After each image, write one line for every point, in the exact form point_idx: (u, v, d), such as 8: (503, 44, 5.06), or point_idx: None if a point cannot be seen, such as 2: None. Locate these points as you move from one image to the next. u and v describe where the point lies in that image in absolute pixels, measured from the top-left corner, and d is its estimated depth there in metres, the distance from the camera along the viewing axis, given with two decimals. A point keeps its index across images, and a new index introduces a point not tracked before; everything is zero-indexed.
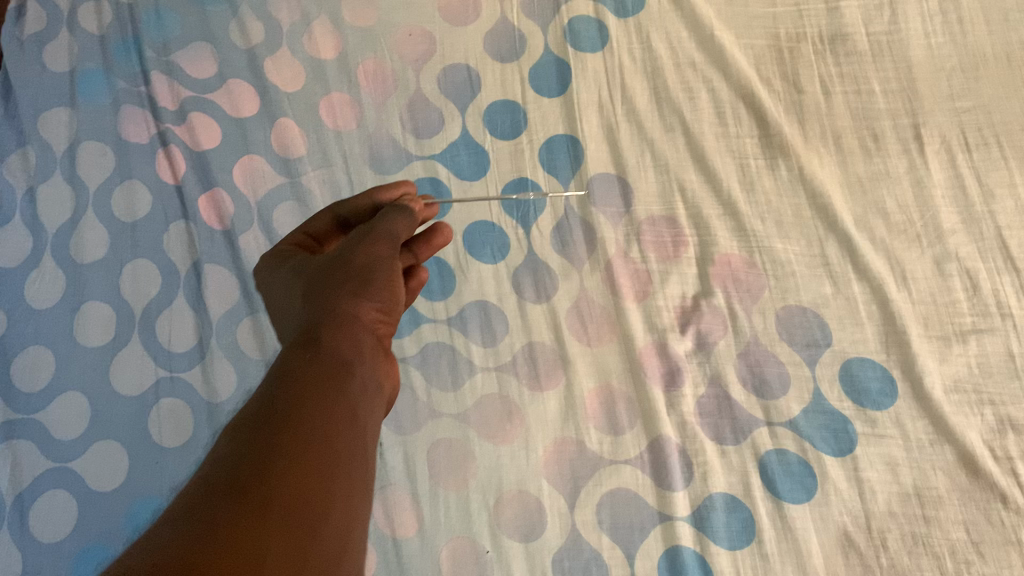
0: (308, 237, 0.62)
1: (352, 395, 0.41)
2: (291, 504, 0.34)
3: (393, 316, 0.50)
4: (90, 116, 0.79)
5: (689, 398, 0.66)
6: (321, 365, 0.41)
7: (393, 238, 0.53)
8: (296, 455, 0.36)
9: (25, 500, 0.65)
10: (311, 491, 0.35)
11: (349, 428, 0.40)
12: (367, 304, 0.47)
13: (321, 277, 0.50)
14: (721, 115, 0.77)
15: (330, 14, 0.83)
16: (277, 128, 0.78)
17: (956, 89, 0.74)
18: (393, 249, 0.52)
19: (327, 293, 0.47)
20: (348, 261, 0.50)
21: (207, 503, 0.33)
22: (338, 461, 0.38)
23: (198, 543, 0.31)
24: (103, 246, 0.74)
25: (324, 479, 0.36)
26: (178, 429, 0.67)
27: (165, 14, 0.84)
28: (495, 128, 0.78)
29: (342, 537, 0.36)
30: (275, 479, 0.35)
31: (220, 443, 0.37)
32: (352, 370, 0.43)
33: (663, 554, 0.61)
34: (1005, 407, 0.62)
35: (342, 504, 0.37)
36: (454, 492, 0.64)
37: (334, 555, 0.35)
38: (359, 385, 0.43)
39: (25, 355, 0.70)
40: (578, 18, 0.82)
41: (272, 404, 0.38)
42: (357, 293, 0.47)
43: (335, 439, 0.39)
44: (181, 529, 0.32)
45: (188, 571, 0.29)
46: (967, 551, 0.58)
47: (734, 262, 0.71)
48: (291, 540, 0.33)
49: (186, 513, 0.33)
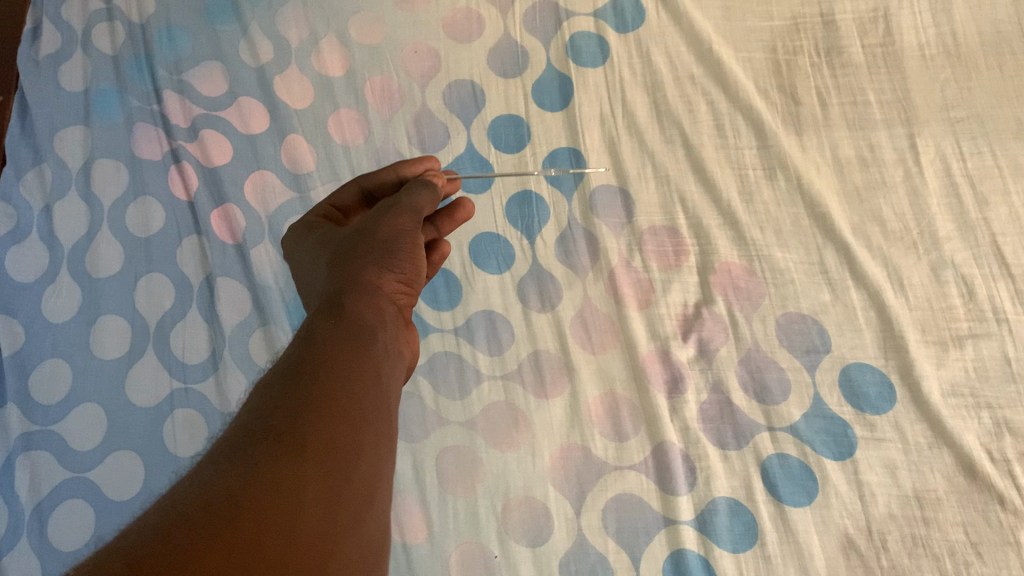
0: (334, 209, 0.63)
1: (376, 356, 0.44)
2: (324, 447, 0.36)
3: (415, 287, 0.52)
4: (104, 134, 0.81)
5: (691, 404, 0.67)
6: (345, 331, 0.44)
7: (416, 211, 0.54)
8: (326, 406, 0.38)
9: (44, 509, 0.67)
10: (344, 438, 0.37)
11: (377, 385, 0.42)
12: (389, 275, 0.49)
13: (345, 250, 0.52)
14: (720, 126, 0.79)
15: (337, 32, 0.85)
16: (286, 144, 0.80)
17: (950, 99, 0.76)
18: (416, 223, 0.54)
19: (351, 265, 0.50)
20: (372, 235, 0.52)
21: (245, 449, 0.35)
22: (367, 412, 0.40)
23: (238, 482, 0.33)
24: (118, 261, 0.76)
25: (354, 427, 0.38)
26: (193, 437, 0.69)
27: (176, 33, 0.86)
28: (499, 142, 0.80)
29: (374, 480, 0.38)
30: (307, 426, 0.37)
31: (255, 400, 0.39)
32: (375, 335, 0.45)
33: (668, 556, 0.62)
34: (1002, 410, 0.64)
35: (374, 449, 0.39)
36: (462, 498, 0.66)
37: (368, 496, 0.37)
38: (382, 348, 0.45)
39: (43, 368, 0.72)
40: (579, 34, 0.83)
41: (302, 364, 0.41)
42: (380, 264, 0.49)
43: (363, 393, 0.40)
44: (223, 471, 0.34)
45: (228, 507, 0.32)
46: (966, 552, 0.59)
47: (734, 270, 0.72)
48: (328, 478, 0.35)
49: (226, 458, 0.35)
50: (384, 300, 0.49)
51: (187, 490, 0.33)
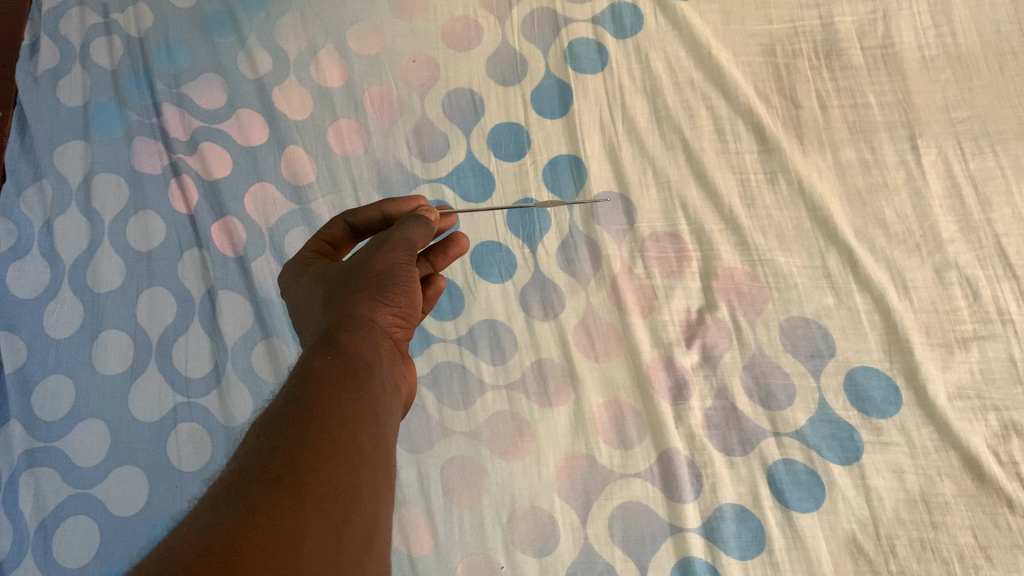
0: (326, 244, 0.62)
1: (371, 393, 0.43)
2: (325, 492, 0.36)
3: (411, 321, 0.52)
4: (104, 149, 0.81)
5: (696, 411, 0.67)
6: (341, 367, 0.44)
7: (410, 246, 0.54)
8: (324, 446, 0.38)
9: (49, 526, 0.66)
10: (342, 481, 0.37)
11: (373, 424, 0.42)
12: (383, 309, 0.49)
13: (340, 284, 0.51)
14: (721, 132, 0.78)
15: (335, 43, 0.85)
16: (286, 156, 0.80)
17: (951, 101, 0.76)
18: (410, 257, 0.53)
19: (346, 299, 0.49)
20: (366, 269, 0.51)
21: (244, 488, 0.35)
22: (364, 452, 0.40)
23: (239, 524, 0.32)
24: (120, 276, 0.76)
25: (353, 469, 0.38)
26: (197, 451, 0.69)
27: (175, 47, 0.86)
28: (499, 150, 0.80)
29: (371, 526, 0.38)
30: (307, 466, 0.36)
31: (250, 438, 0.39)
32: (371, 371, 0.45)
33: (676, 565, 0.62)
34: (1009, 412, 0.63)
35: (369, 491, 0.39)
36: (468, 508, 0.65)
37: (365, 542, 0.37)
38: (378, 383, 0.45)
39: (46, 384, 0.72)
40: (578, 40, 0.83)
41: (298, 400, 0.40)
42: (373, 297, 0.49)
43: (360, 434, 0.40)
44: (221, 514, 0.33)
45: (230, 549, 0.31)
46: (975, 555, 0.59)
47: (737, 275, 0.72)
48: (329, 524, 0.35)
49: (224, 499, 0.34)
50: (378, 336, 0.48)
51: (184, 529, 0.33)
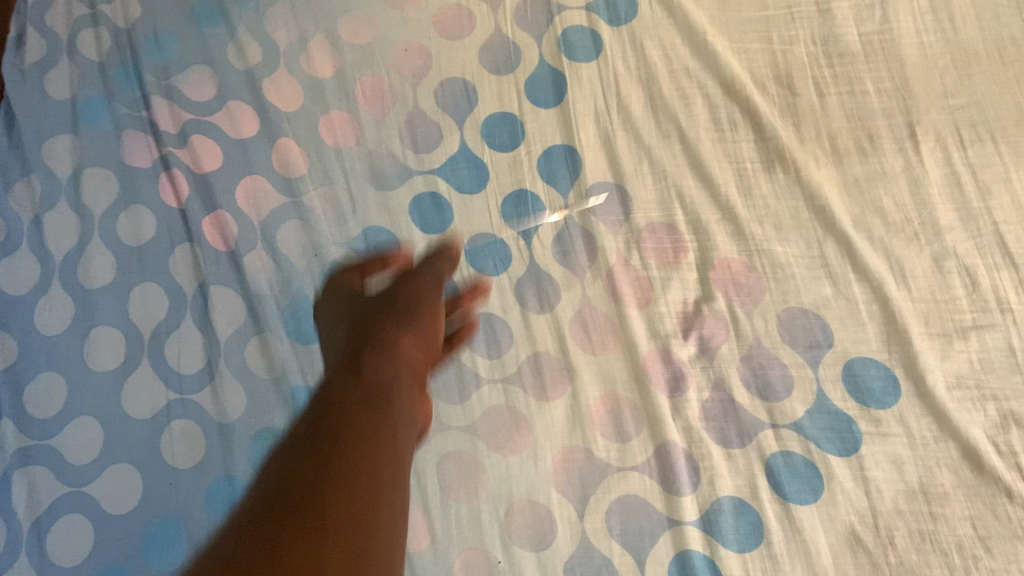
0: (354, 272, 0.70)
1: (383, 441, 0.49)
2: (346, 509, 0.42)
3: (432, 344, 0.63)
4: (92, 142, 0.80)
5: (693, 403, 0.67)
6: (348, 422, 0.48)
7: (425, 333, 0.63)
8: (340, 479, 0.43)
9: (42, 525, 0.64)
10: (363, 494, 0.43)
11: (384, 459, 0.47)
12: (393, 377, 0.55)
13: (350, 359, 0.57)
14: (717, 120, 0.79)
15: (326, 32, 0.85)
16: (277, 148, 0.79)
17: (950, 87, 0.77)
18: (422, 332, 0.62)
19: (355, 367, 0.56)
20: (378, 343, 0.59)
21: (273, 510, 0.41)
22: (380, 478, 0.45)
23: (262, 558, 0.38)
24: (111, 271, 0.74)
25: (371, 490, 0.44)
26: (192, 449, 0.66)
27: (164, 38, 0.85)
28: (493, 141, 0.79)
29: (391, 545, 0.43)
30: (325, 498, 0.42)
31: (267, 482, 0.45)
32: (379, 418, 0.50)
33: (674, 558, 0.61)
34: (1009, 402, 0.63)
35: (389, 511, 0.44)
36: (465, 504, 0.65)
37: (388, 552, 0.42)
38: (392, 431, 0.50)
39: (38, 380, 0.69)
40: (572, 28, 0.84)
41: (315, 444, 0.46)
42: (381, 359, 0.56)
43: (374, 466, 0.46)
44: (243, 553, 0.38)
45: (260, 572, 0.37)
46: (975, 546, 0.58)
47: (734, 266, 0.72)
48: (346, 547, 0.40)
49: (247, 533, 0.40)
50: (394, 383, 0.55)
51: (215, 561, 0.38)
